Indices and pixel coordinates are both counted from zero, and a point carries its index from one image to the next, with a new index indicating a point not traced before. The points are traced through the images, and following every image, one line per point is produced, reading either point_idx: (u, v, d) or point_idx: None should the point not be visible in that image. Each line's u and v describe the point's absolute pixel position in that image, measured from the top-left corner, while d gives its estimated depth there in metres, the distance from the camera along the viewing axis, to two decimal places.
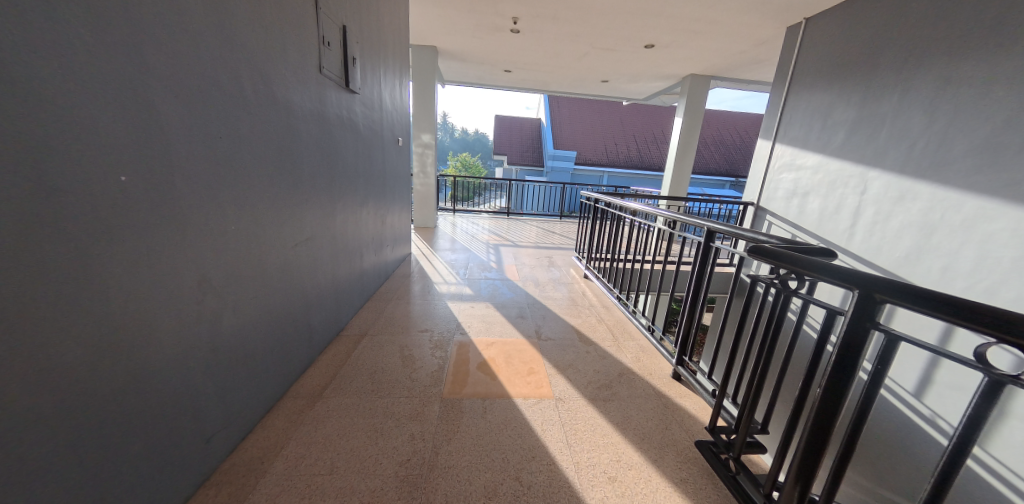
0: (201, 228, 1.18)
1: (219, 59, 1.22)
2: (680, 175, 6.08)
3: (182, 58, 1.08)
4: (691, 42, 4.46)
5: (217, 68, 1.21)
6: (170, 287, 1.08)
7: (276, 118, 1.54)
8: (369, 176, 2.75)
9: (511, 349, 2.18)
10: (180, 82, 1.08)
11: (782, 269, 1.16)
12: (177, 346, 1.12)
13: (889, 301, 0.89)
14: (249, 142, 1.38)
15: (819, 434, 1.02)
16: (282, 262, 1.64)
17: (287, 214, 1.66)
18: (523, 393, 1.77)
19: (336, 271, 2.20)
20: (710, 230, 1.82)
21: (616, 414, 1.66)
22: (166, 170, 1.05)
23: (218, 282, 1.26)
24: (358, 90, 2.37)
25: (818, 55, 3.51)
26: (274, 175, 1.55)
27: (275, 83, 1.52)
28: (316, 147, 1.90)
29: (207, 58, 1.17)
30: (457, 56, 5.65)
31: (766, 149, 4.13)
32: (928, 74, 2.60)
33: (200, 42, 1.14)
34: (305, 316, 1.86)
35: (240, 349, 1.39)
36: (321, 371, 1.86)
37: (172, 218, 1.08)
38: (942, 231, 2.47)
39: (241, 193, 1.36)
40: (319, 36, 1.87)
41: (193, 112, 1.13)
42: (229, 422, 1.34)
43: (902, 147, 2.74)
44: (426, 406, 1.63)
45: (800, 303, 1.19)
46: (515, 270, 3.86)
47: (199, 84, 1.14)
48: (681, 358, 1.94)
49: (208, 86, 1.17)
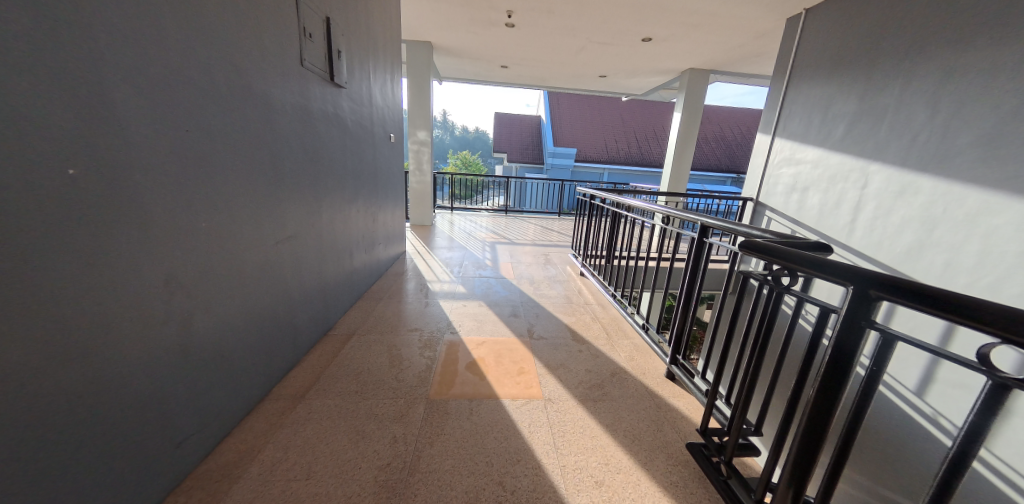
0: (166, 223, 1.12)
1: (186, 44, 1.16)
2: (679, 170, 6.01)
3: (140, 44, 1.02)
4: (689, 35, 4.37)
5: (184, 55, 1.15)
6: (133, 284, 1.03)
7: (254, 112, 1.49)
8: (358, 172, 2.70)
9: (502, 348, 2.13)
10: (141, 70, 1.02)
11: (775, 265, 1.10)
12: (142, 346, 1.07)
13: (884, 298, 0.83)
14: (223, 135, 1.33)
15: (814, 436, 0.97)
16: (262, 258, 1.59)
17: (266, 214, 1.60)
18: (512, 394, 1.72)
19: (322, 269, 2.16)
20: (705, 225, 1.76)
21: (606, 415, 1.61)
22: (127, 162, 1.00)
23: (190, 279, 1.22)
24: (344, 84, 2.32)
25: (817, 47, 3.45)
26: (249, 167, 1.49)
27: (251, 73, 1.46)
28: (298, 141, 1.84)
29: (171, 44, 1.11)
30: (453, 51, 5.58)
31: (765, 144, 4.06)
32: (930, 66, 2.53)
33: (163, 28, 1.08)
34: (289, 316, 1.82)
35: (215, 350, 1.34)
36: (305, 371, 1.81)
37: (136, 212, 1.03)
38: (943, 227, 2.41)
39: (214, 187, 1.30)
40: (300, 27, 1.80)
41: (156, 103, 1.07)
42: (202, 426, 1.29)
43: (905, 140, 2.67)
44: (411, 407, 1.59)
45: (794, 300, 1.13)
46: (510, 268, 3.81)
47: (161, 71, 1.08)
48: (676, 357, 1.89)
49: (172, 74, 1.12)
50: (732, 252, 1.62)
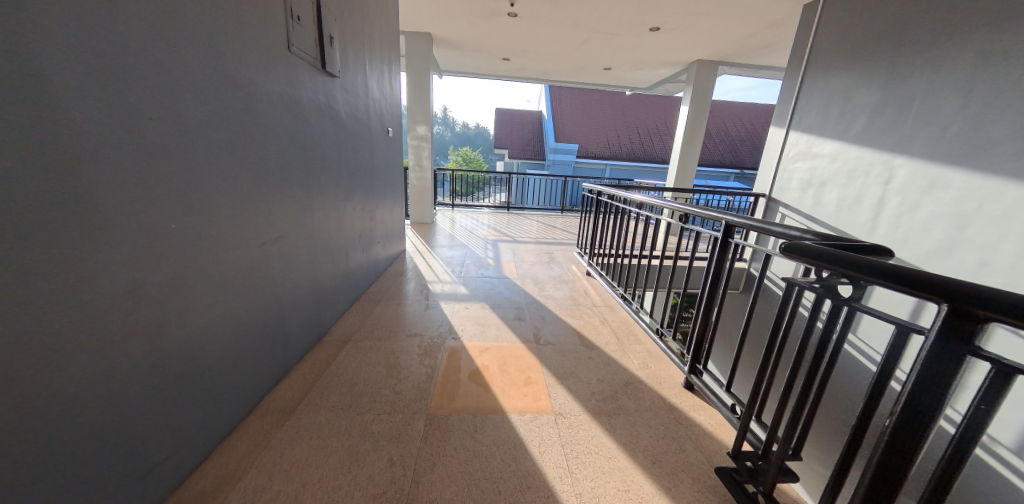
0: (127, 224, 0.98)
1: (148, 20, 1.01)
2: (686, 165, 5.84)
3: (83, 15, 0.87)
4: (698, 24, 4.19)
5: (143, 31, 1.00)
6: (80, 294, 0.89)
7: (234, 101, 1.35)
8: (354, 167, 2.56)
9: (505, 355, 1.99)
10: (85, 45, 0.88)
11: (830, 272, 0.93)
12: (97, 367, 0.94)
13: (994, 320, 0.66)
14: (197, 124, 1.19)
15: (886, 483, 0.79)
16: (246, 261, 1.45)
17: (250, 214, 1.47)
18: (519, 408, 1.59)
19: (315, 271, 2.02)
20: (729, 223, 1.62)
21: (622, 432, 1.48)
22: (71, 154, 0.86)
23: (158, 287, 1.08)
24: (337, 74, 2.17)
25: (836, 34, 3.27)
26: (230, 161, 1.35)
27: (230, 57, 1.32)
28: (287, 135, 1.70)
29: (126, 18, 0.96)
30: (453, 43, 5.40)
31: (779, 137, 3.90)
32: (964, 53, 2.37)
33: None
34: (279, 324, 1.69)
35: (193, 365, 1.22)
36: (296, 382, 1.68)
37: (84, 212, 0.89)
38: (977, 224, 2.27)
39: (187, 183, 1.16)
40: (287, 8, 1.65)
41: (108, 86, 0.93)
42: (177, 449, 1.17)
43: (934, 131, 2.51)
44: (409, 423, 1.45)
45: (850, 315, 0.96)
46: (513, 267, 3.68)
47: (112, 49, 0.93)
48: (695, 366, 1.76)
49: (128, 53, 0.97)
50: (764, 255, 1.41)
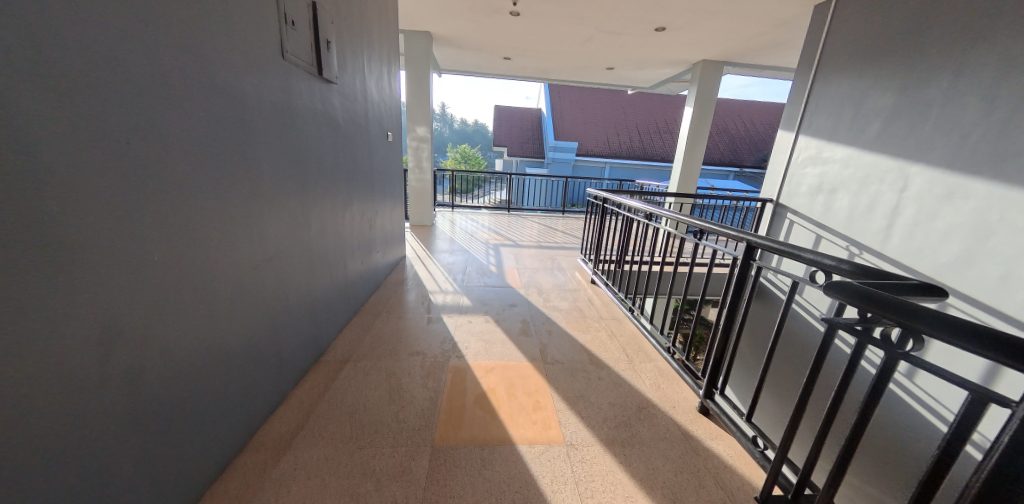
0: (97, 259, 0.88)
1: (117, 29, 0.90)
2: (690, 167, 5.75)
3: (39, 26, 0.76)
4: (705, 23, 4.09)
5: (113, 43, 0.90)
6: (40, 344, 0.79)
7: (222, 114, 1.25)
8: (352, 176, 2.46)
9: (512, 376, 1.91)
10: (41, 61, 0.77)
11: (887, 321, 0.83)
12: (63, 422, 0.84)
13: None
14: (179, 143, 1.08)
15: None
16: (238, 287, 1.36)
17: (242, 236, 1.38)
18: (529, 438, 1.51)
19: (312, 288, 1.93)
20: (750, 244, 1.53)
21: (638, 467, 1.41)
22: (26, 186, 0.75)
23: (135, 326, 0.98)
24: (335, 79, 2.06)
25: (850, 36, 3.18)
26: (218, 180, 1.25)
27: (216, 67, 1.21)
28: (281, 148, 1.60)
29: (92, 28, 0.85)
30: (453, 42, 5.28)
31: (788, 141, 3.82)
32: (987, 57, 2.28)
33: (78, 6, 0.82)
34: (274, 348, 1.60)
35: (180, 404, 1.13)
36: (294, 410, 1.59)
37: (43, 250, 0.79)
38: (999, 235, 2.19)
39: (169, 208, 1.06)
40: (281, 13, 1.54)
41: (71, 107, 0.82)
42: (163, 497, 1.09)
43: (954, 140, 2.43)
44: (413, 459, 1.37)
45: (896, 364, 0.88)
46: (516, 275, 3.59)
47: (75, 64, 0.82)
48: (712, 390, 1.69)
49: (95, 68, 0.86)
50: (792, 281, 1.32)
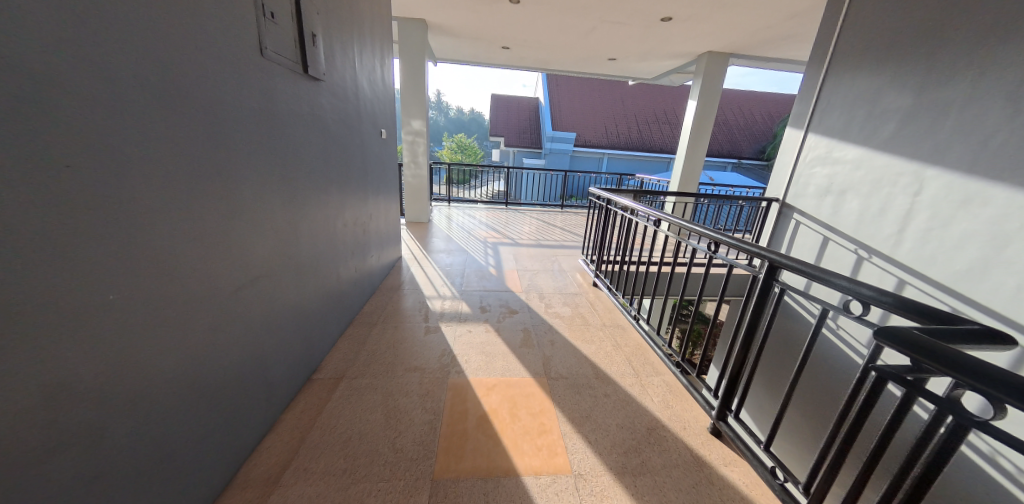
0: (36, 306, 0.76)
1: (54, 34, 0.77)
2: (692, 162, 5.63)
3: None
4: (714, 14, 3.92)
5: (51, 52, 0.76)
6: None
7: (193, 122, 1.10)
8: (344, 179, 2.33)
9: (516, 395, 1.82)
10: None
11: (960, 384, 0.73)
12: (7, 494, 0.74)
13: None
14: (137, 159, 0.95)
15: None
16: (219, 314, 1.26)
17: (221, 259, 1.26)
18: (534, 466, 1.43)
19: (303, 304, 1.82)
20: (772, 263, 1.43)
21: (650, 499, 1.34)
22: None
23: (87, 370, 0.86)
24: (322, 77, 1.91)
25: (866, 30, 3.04)
26: (192, 197, 1.11)
27: (183, 69, 1.06)
28: (263, 157, 1.46)
29: (18, 34, 0.71)
30: (450, 31, 5.06)
31: (796, 139, 3.71)
32: (1014, 56, 2.16)
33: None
34: (262, 373, 1.50)
35: (154, 450, 1.03)
36: (285, 438, 1.50)
37: None
38: (1018, 245, 2.10)
39: (131, 239, 0.94)
40: (259, 6, 1.38)
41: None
42: None
43: (975, 143, 2.32)
44: (412, 495, 1.29)
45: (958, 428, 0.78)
46: (516, 277, 3.49)
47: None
48: (725, 412, 1.61)
49: (27, 85, 0.73)
50: (823, 308, 1.22)
